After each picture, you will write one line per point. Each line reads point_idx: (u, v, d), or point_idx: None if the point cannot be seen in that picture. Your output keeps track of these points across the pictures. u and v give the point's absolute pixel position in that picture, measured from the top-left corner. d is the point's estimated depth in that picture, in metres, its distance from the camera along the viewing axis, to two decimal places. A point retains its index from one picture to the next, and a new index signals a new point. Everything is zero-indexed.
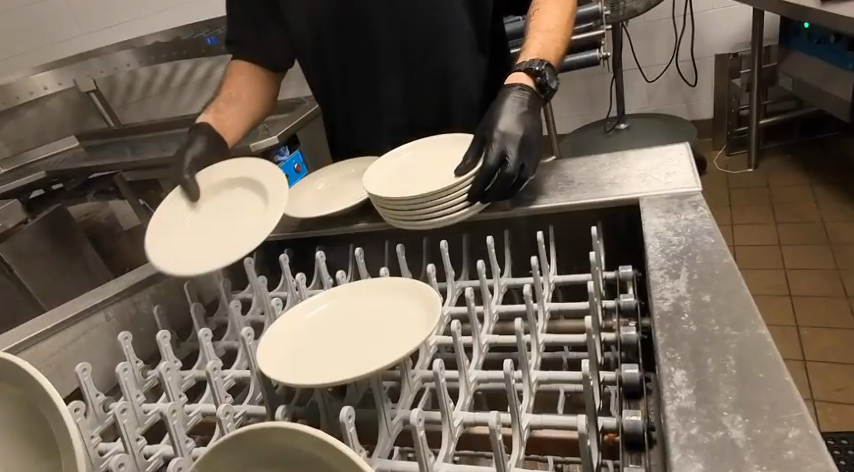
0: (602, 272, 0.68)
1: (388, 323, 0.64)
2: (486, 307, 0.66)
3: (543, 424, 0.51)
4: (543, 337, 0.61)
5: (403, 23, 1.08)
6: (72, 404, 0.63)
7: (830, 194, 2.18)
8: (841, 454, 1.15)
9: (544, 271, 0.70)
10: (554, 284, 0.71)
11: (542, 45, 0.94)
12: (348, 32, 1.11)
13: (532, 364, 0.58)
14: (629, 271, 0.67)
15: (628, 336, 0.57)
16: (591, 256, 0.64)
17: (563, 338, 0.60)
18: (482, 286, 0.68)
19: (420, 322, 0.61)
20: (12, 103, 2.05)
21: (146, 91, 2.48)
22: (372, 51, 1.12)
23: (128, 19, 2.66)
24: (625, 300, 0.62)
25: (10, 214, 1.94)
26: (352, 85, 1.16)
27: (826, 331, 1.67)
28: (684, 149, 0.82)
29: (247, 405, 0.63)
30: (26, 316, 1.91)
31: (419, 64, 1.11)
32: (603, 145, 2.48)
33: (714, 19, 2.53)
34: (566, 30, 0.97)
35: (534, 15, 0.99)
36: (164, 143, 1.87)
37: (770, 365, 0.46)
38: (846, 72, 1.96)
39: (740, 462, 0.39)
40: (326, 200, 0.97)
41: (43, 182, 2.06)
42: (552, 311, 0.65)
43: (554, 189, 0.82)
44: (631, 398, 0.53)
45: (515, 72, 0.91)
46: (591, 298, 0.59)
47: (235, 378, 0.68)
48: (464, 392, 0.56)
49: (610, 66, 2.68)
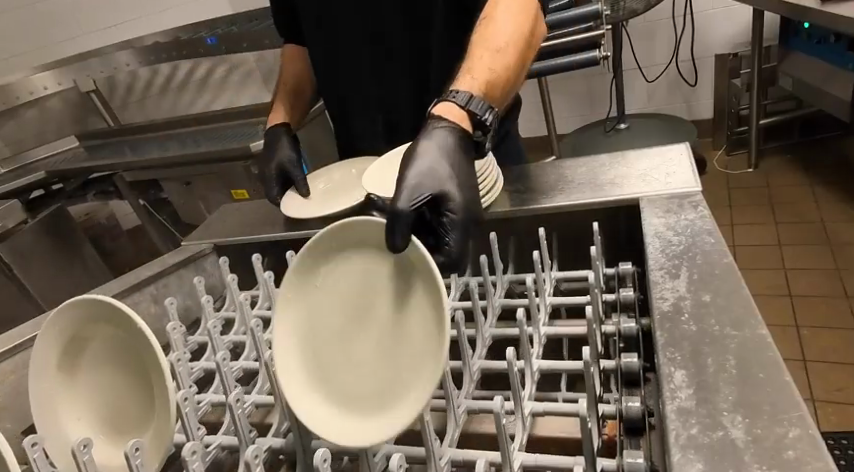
0: (602, 296, 0.65)
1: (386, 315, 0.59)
2: (478, 331, 0.65)
3: (537, 463, 0.49)
4: (538, 364, 0.58)
5: (380, 19, 1.07)
6: (29, 439, 0.59)
7: (830, 194, 2.18)
8: (841, 454, 1.15)
9: (540, 291, 0.67)
10: (552, 306, 0.67)
11: (491, 69, 0.76)
12: (332, 33, 1.12)
13: (525, 395, 0.55)
14: (630, 294, 0.64)
15: (629, 364, 0.55)
16: (591, 270, 0.62)
17: (559, 365, 0.57)
18: (474, 308, 0.65)
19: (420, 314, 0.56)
20: (12, 103, 2.09)
21: (146, 91, 2.48)
22: (358, 54, 1.12)
23: (131, 19, 2.67)
24: (625, 326, 0.60)
25: (10, 214, 1.88)
26: (338, 84, 1.17)
27: (826, 331, 1.67)
28: (684, 149, 0.82)
29: (222, 436, 0.62)
30: (26, 317, 1.91)
31: (397, 64, 1.10)
32: (603, 145, 2.47)
33: (715, 19, 2.53)
34: (519, 52, 0.80)
35: (483, 30, 0.81)
36: (163, 143, 1.87)
37: (770, 365, 0.46)
38: (846, 72, 1.95)
39: (740, 462, 0.39)
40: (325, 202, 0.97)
41: (43, 183, 1.97)
42: (548, 335, 0.63)
43: (555, 189, 0.82)
44: (632, 435, 0.52)
45: (447, 104, 0.75)
46: (589, 326, 0.55)
47: (212, 403, 0.67)
48: (452, 426, 0.54)
49: (610, 66, 2.68)
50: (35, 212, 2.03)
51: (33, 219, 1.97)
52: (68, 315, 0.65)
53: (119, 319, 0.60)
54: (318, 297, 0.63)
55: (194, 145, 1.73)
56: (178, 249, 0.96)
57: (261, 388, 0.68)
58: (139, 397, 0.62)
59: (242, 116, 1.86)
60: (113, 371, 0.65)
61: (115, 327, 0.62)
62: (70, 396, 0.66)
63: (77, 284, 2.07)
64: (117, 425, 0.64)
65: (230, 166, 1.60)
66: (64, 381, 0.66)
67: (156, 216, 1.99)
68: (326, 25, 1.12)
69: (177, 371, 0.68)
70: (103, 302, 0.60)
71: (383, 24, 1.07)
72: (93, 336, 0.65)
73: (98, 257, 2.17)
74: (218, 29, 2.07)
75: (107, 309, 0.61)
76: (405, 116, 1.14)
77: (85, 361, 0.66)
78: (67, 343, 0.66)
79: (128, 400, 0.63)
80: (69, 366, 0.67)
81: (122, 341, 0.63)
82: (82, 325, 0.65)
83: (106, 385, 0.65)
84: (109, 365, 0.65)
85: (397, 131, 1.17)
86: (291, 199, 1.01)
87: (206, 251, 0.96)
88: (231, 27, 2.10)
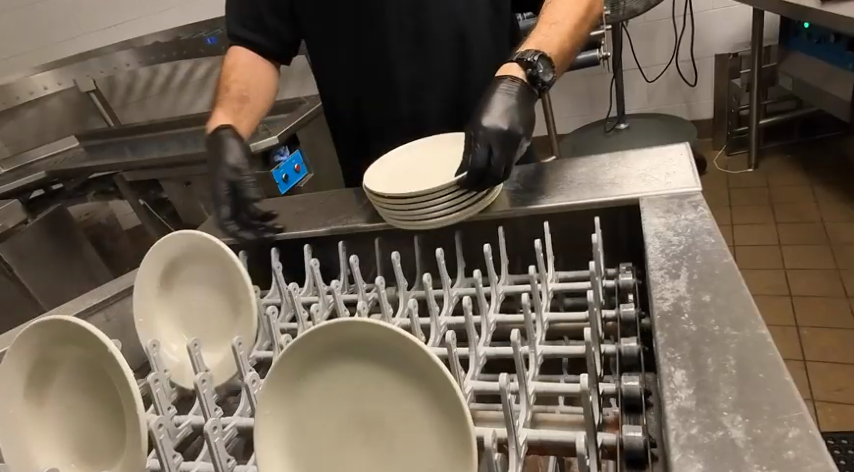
0: (601, 311, 0.64)
1: (373, 378, 0.53)
2: (471, 350, 0.62)
3: None
4: (533, 386, 0.56)
5: (422, 20, 1.05)
6: None
7: (830, 194, 2.18)
8: (841, 454, 1.15)
9: (536, 307, 0.66)
10: (549, 322, 0.66)
11: (543, 36, 0.87)
12: (363, 19, 1.07)
13: (520, 422, 0.53)
14: (630, 310, 0.62)
15: (630, 388, 0.54)
16: (591, 269, 0.63)
17: (555, 387, 0.55)
18: (468, 324, 0.63)
19: (409, 382, 0.51)
20: (12, 103, 2.09)
21: (146, 91, 2.53)
22: (389, 50, 1.08)
23: (132, 18, 2.68)
24: (626, 346, 0.58)
25: (10, 214, 1.98)
26: (363, 75, 1.12)
27: (826, 331, 1.67)
28: (684, 149, 0.82)
29: (200, 463, 0.61)
30: (26, 317, 1.91)
31: (430, 65, 1.09)
32: (603, 145, 2.48)
33: (715, 19, 2.53)
34: (574, 24, 0.88)
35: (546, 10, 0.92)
36: (163, 143, 1.87)
37: (770, 365, 0.46)
38: (845, 71, 1.96)
39: (740, 462, 0.39)
40: (207, 315, 0.79)
41: (43, 183, 1.95)
42: (545, 354, 0.61)
43: (554, 190, 0.82)
44: (634, 465, 0.51)
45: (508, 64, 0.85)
46: (587, 352, 0.52)
47: (192, 426, 0.65)
48: None
49: (610, 66, 2.68)
50: (35, 212, 2.03)
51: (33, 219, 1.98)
52: (37, 339, 0.65)
53: (87, 340, 0.61)
54: (313, 386, 0.56)
55: (194, 145, 1.73)
56: None
57: (244, 411, 0.66)
58: (112, 419, 0.63)
59: None
60: (82, 396, 0.66)
61: (89, 354, 0.63)
62: (36, 422, 0.66)
63: (76, 284, 2.07)
64: (86, 452, 0.65)
65: None
66: (32, 406, 0.67)
67: (156, 216, 1.98)
68: (357, 10, 1.07)
69: (155, 393, 0.64)
70: (71, 325, 0.61)
71: (413, 20, 1.06)
72: (61, 364, 0.66)
73: (97, 257, 2.17)
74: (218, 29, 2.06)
75: (74, 330, 0.62)
76: (434, 109, 1.12)
77: (53, 387, 0.67)
78: (31, 372, 0.67)
79: (96, 429, 0.64)
80: (36, 395, 0.67)
81: (94, 368, 0.64)
82: (51, 349, 0.65)
83: (75, 411, 0.66)
84: (79, 393, 0.66)
85: (418, 124, 1.14)
86: (153, 296, 0.80)
87: None
88: None
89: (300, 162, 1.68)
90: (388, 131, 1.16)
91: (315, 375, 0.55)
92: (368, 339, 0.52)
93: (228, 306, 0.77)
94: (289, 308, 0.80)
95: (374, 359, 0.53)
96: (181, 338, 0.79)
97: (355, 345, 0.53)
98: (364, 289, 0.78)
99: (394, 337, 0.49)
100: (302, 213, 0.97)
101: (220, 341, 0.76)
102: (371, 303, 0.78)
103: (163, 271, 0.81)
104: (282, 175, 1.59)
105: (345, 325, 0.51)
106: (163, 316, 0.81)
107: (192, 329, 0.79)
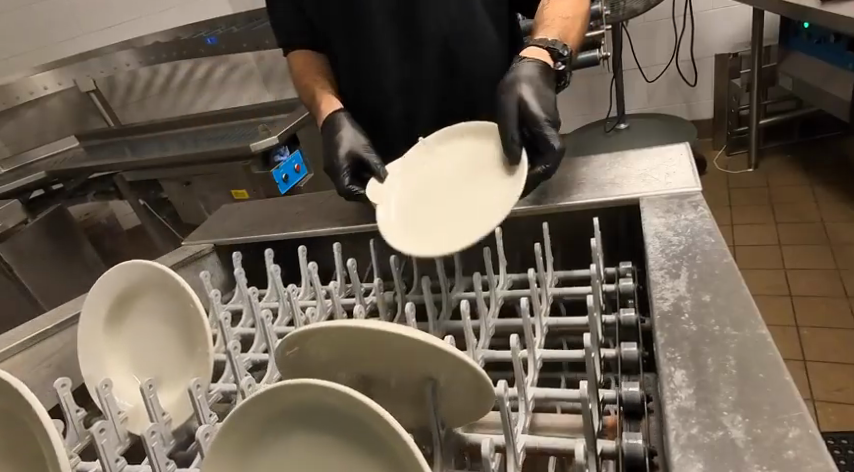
0: (601, 349, 0.61)
1: (323, 450, 0.52)
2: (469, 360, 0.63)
3: None
4: (524, 440, 0.53)
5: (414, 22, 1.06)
6: None
7: (830, 194, 2.18)
8: (841, 454, 1.15)
9: (528, 345, 0.61)
10: (544, 359, 0.63)
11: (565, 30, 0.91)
12: (360, 23, 1.07)
13: None
14: (632, 351, 0.59)
15: (632, 447, 0.51)
16: (590, 291, 0.62)
17: (547, 441, 0.53)
18: (466, 330, 0.64)
19: (369, 456, 0.50)
20: (12, 103, 2.09)
21: (146, 91, 2.56)
22: (384, 54, 1.09)
23: (131, 18, 2.70)
24: (627, 392, 0.55)
25: (10, 214, 1.97)
26: (360, 78, 1.13)
27: (826, 331, 1.67)
28: (684, 149, 0.82)
29: None
30: (26, 316, 1.92)
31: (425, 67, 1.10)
32: (603, 145, 2.48)
33: (716, 19, 2.53)
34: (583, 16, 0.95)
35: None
36: (164, 143, 1.86)
37: (770, 365, 0.46)
38: (845, 71, 1.95)
39: (740, 462, 0.40)
40: (161, 353, 0.78)
41: (43, 183, 1.94)
42: (537, 398, 0.58)
43: (555, 190, 0.82)
44: None
45: (537, 49, 0.88)
46: (583, 406, 0.49)
47: None
48: None
49: (610, 66, 2.69)
50: (36, 212, 2.03)
51: (33, 219, 1.98)
52: None
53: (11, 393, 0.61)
54: (262, 453, 0.55)
55: (193, 145, 1.73)
56: (177, 251, 0.96)
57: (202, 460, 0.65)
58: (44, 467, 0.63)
59: (243, 115, 1.86)
60: (14, 445, 0.65)
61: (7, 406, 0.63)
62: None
63: (75, 283, 2.08)
64: None
65: (230, 166, 1.59)
66: None
67: (156, 216, 1.98)
68: (355, 14, 1.07)
69: (100, 444, 0.62)
70: None
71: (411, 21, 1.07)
72: None
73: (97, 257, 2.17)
74: (217, 28, 2.06)
75: None
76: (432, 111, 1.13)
77: None
78: None
79: None
80: None
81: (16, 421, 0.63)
82: None
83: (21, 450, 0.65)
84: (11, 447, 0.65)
85: (417, 124, 1.15)
86: (102, 339, 0.79)
87: (206, 251, 0.95)
88: (230, 26, 2.10)
89: (300, 162, 1.68)
90: (385, 131, 1.18)
91: (265, 440, 0.55)
92: (310, 403, 0.51)
93: (179, 343, 0.76)
94: (284, 322, 0.79)
95: (320, 425, 0.52)
96: (134, 380, 0.79)
97: (302, 413, 0.52)
98: (362, 294, 0.79)
99: (360, 411, 0.48)
100: (302, 213, 0.97)
101: (174, 384, 0.76)
102: (369, 307, 0.79)
103: (111, 306, 0.80)
104: (282, 175, 1.60)
105: (302, 392, 0.50)
106: (112, 358, 0.80)
107: (149, 369, 0.79)
